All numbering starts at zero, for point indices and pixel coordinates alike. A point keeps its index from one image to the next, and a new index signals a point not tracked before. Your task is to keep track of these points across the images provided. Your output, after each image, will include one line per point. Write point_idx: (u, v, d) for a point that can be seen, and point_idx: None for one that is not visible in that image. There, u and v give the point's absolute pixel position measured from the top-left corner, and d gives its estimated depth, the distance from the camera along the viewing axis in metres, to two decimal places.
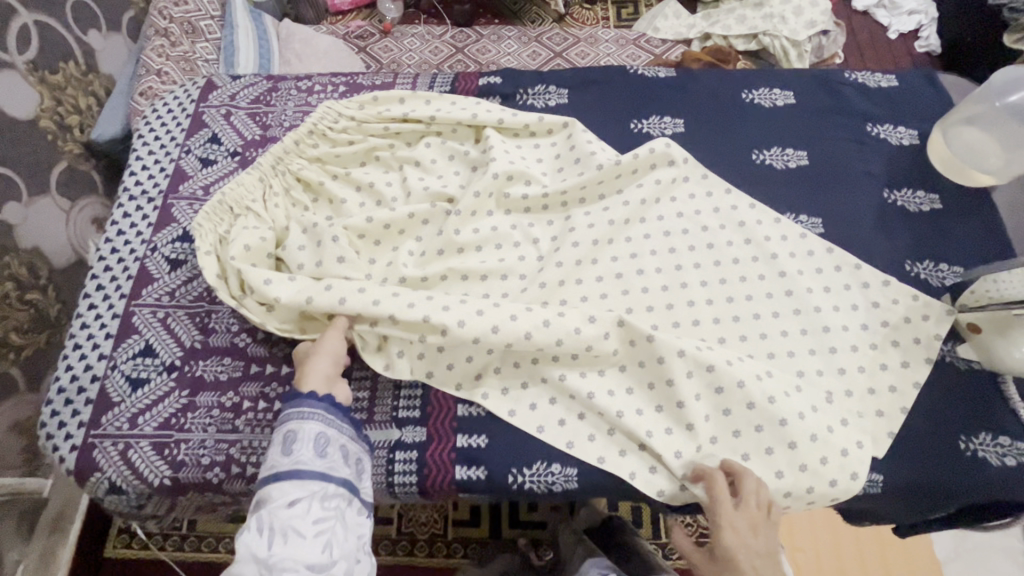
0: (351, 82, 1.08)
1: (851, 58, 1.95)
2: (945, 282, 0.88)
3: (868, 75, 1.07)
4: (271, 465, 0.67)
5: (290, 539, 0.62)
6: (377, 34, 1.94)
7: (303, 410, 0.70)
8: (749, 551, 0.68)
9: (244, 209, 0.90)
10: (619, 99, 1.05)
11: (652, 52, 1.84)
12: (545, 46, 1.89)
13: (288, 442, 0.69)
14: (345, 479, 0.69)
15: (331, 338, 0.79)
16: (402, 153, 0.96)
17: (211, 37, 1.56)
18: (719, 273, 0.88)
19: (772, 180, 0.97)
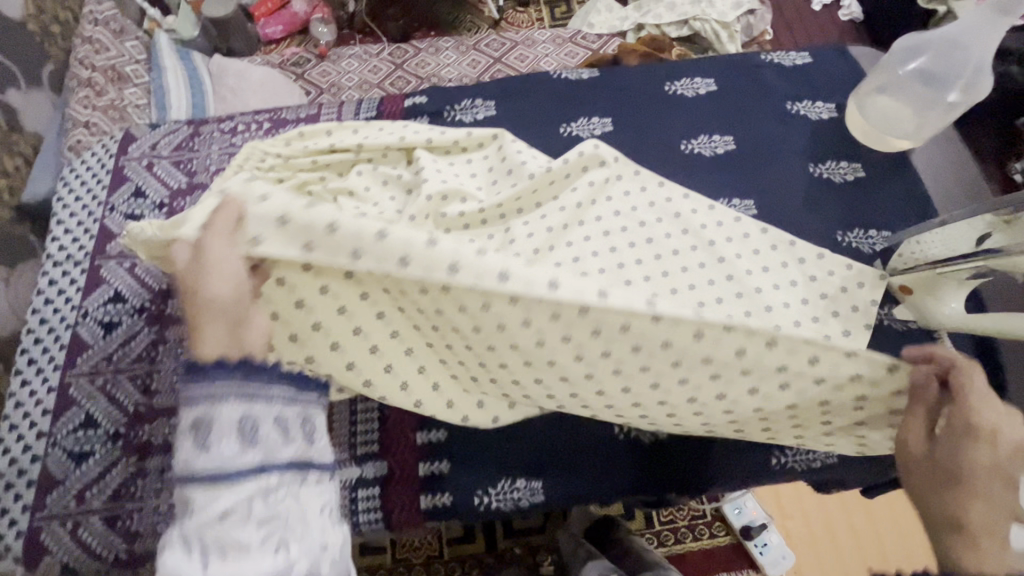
0: (275, 117, 1.05)
1: (782, 35, 2.01)
2: (875, 248, 0.91)
3: (784, 54, 1.09)
4: (185, 466, 0.50)
5: (230, 556, 0.48)
6: (313, 59, 1.99)
7: (211, 390, 0.50)
8: (998, 472, 0.52)
9: None
10: (548, 105, 1.05)
11: (589, 48, 1.88)
12: (482, 52, 1.91)
13: (199, 436, 0.50)
14: (288, 460, 0.53)
15: (215, 248, 0.52)
16: (334, 184, 0.93)
17: (140, 82, 1.55)
18: (660, 266, 0.87)
19: (702, 168, 0.99)
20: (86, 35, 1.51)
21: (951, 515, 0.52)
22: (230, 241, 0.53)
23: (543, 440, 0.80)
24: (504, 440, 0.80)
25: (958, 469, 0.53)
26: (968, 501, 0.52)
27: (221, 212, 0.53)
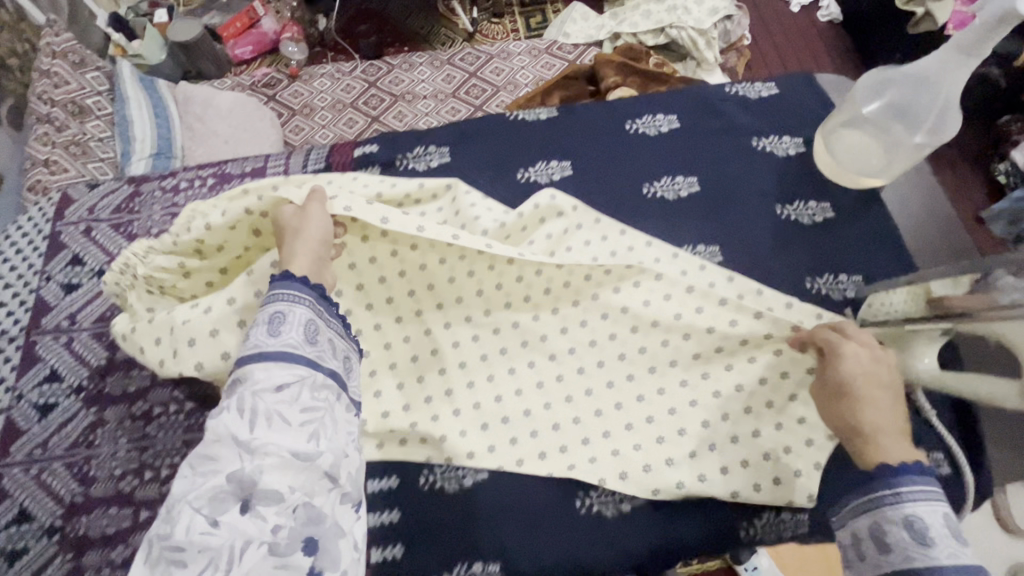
0: (219, 172, 1.00)
1: (760, 41, 1.94)
2: (846, 294, 0.88)
3: (749, 86, 1.06)
4: (255, 346, 0.60)
5: (275, 425, 0.57)
6: (284, 79, 1.90)
7: (291, 297, 0.65)
8: (870, 380, 0.65)
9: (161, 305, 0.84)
10: (505, 149, 1.01)
11: (565, 60, 1.82)
12: (458, 67, 1.84)
13: (272, 323, 0.63)
14: (332, 370, 0.64)
15: (312, 211, 0.77)
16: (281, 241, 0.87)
17: (101, 114, 1.47)
18: (627, 326, 0.84)
19: (665, 213, 0.95)
20: (44, 69, 1.45)
21: (860, 424, 0.64)
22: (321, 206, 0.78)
23: (498, 522, 0.78)
24: (459, 523, 0.78)
25: (851, 384, 0.66)
26: (861, 406, 0.64)
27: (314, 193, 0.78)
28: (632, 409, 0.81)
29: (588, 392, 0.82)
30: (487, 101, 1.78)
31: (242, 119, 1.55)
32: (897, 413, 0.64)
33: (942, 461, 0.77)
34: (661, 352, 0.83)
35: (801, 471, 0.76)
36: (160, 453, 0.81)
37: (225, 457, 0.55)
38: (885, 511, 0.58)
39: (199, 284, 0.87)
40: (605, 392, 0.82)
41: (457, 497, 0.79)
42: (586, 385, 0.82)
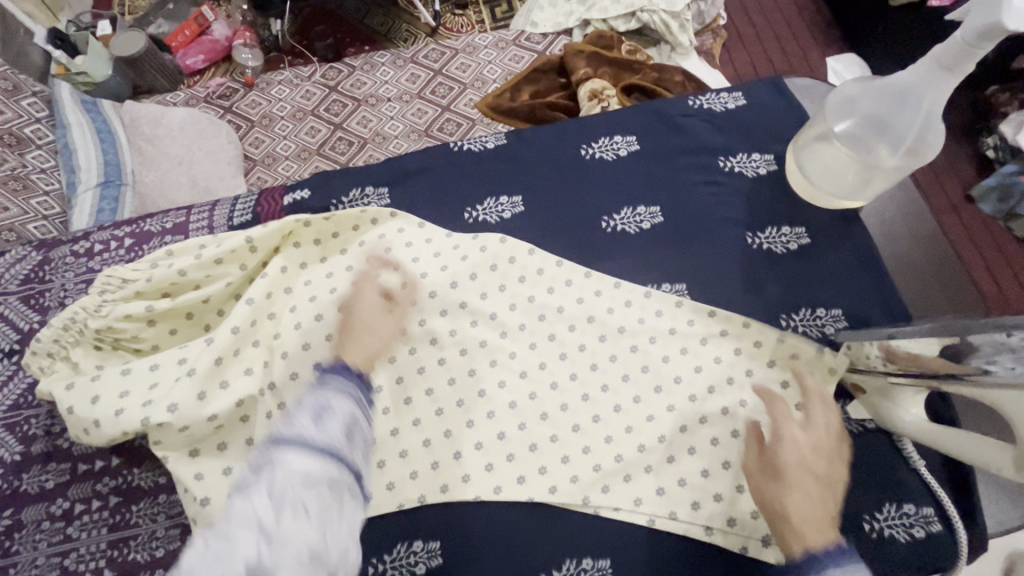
0: (137, 231, 0.91)
1: (737, 18, 1.73)
2: (825, 332, 0.80)
3: (714, 97, 0.96)
4: (289, 435, 0.59)
5: (294, 513, 0.52)
6: (240, 88, 1.65)
7: (327, 393, 0.64)
8: (807, 468, 0.64)
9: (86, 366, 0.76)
10: (450, 185, 0.92)
11: (534, 50, 1.63)
12: (422, 65, 1.63)
13: (309, 407, 0.65)
14: (353, 467, 0.60)
15: (367, 303, 0.77)
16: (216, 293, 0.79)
17: (43, 143, 1.31)
18: (578, 389, 0.78)
19: (626, 250, 0.87)
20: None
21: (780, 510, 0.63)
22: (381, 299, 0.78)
23: None
24: None
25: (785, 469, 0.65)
26: (793, 493, 0.63)
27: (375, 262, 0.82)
28: (589, 484, 0.74)
29: (541, 467, 0.75)
30: (455, 100, 1.55)
31: (198, 137, 1.42)
32: (821, 509, 0.62)
33: (934, 517, 0.71)
34: (623, 385, 0.78)
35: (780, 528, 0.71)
36: (82, 558, 0.74)
37: (241, 539, 0.50)
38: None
39: (163, 332, 0.80)
40: (557, 465, 0.75)
41: None
42: (537, 461, 0.75)
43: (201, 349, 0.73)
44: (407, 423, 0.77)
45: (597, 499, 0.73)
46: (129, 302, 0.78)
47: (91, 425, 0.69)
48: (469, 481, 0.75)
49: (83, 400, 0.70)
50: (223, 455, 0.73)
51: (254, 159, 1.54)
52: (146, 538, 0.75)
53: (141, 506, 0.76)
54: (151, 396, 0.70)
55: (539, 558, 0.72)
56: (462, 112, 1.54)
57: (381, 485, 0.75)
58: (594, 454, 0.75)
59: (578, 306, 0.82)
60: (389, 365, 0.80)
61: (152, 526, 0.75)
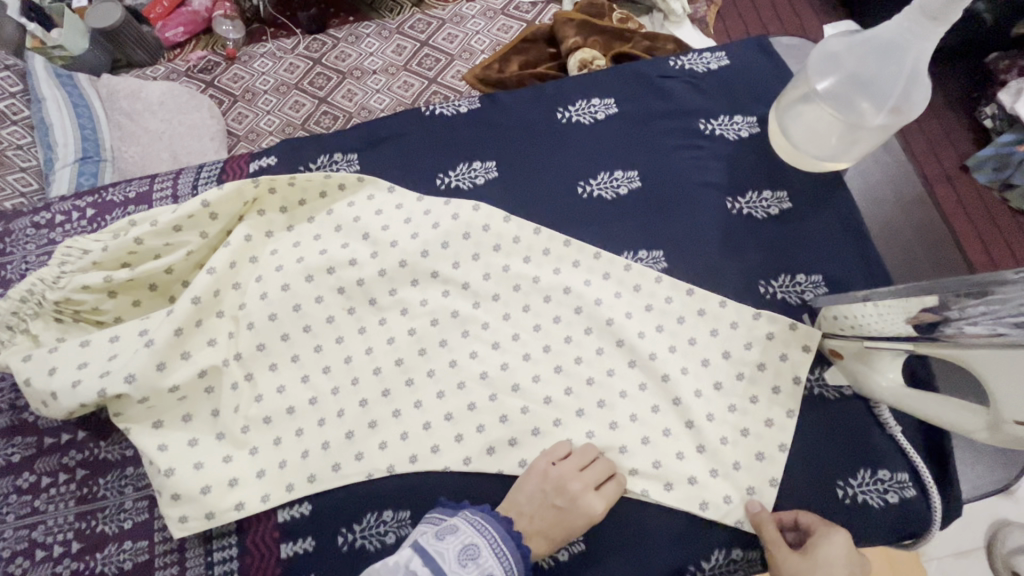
0: (99, 200, 0.88)
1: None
2: (804, 298, 0.78)
3: (696, 57, 0.93)
4: (438, 551, 0.62)
5: None
6: (222, 62, 1.60)
7: (490, 536, 0.65)
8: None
9: (48, 337, 0.75)
10: (423, 150, 0.89)
11: (523, 19, 1.58)
12: (408, 36, 1.57)
13: (464, 549, 0.63)
14: None
15: (588, 499, 0.68)
16: (177, 263, 0.77)
17: (17, 119, 1.29)
18: (551, 359, 0.77)
19: (602, 217, 0.84)
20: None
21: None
22: (596, 488, 0.70)
23: None
24: None
25: (812, 572, 0.63)
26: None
27: (593, 472, 0.70)
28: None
29: (511, 438, 0.74)
30: (442, 72, 1.51)
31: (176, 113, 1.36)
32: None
33: (908, 482, 0.70)
34: (596, 356, 0.77)
35: (752, 490, 0.71)
36: (50, 530, 0.73)
37: None
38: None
39: (126, 304, 0.78)
40: (529, 436, 0.74)
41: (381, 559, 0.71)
42: (508, 432, 0.74)
43: (161, 319, 0.71)
44: (377, 394, 0.76)
45: None
46: (87, 272, 0.76)
47: (49, 397, 0.67)
48: (438, 452, 0.74)
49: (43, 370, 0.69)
50: (188, 425, 0.72)
51: (237, 135, 1.51)
52: (114, 511, 0.74)
53: (108, 478, 0.75)
54: (110, 367, 0.68)
55: None
56: (450, 84, 1.51)
57: (351, 456, 0.73)
58: (564, 423, 0.74)
59: (554, 275, 0.80)
60: (358, 336, 0.78)
61: (119, 498, 0.74)
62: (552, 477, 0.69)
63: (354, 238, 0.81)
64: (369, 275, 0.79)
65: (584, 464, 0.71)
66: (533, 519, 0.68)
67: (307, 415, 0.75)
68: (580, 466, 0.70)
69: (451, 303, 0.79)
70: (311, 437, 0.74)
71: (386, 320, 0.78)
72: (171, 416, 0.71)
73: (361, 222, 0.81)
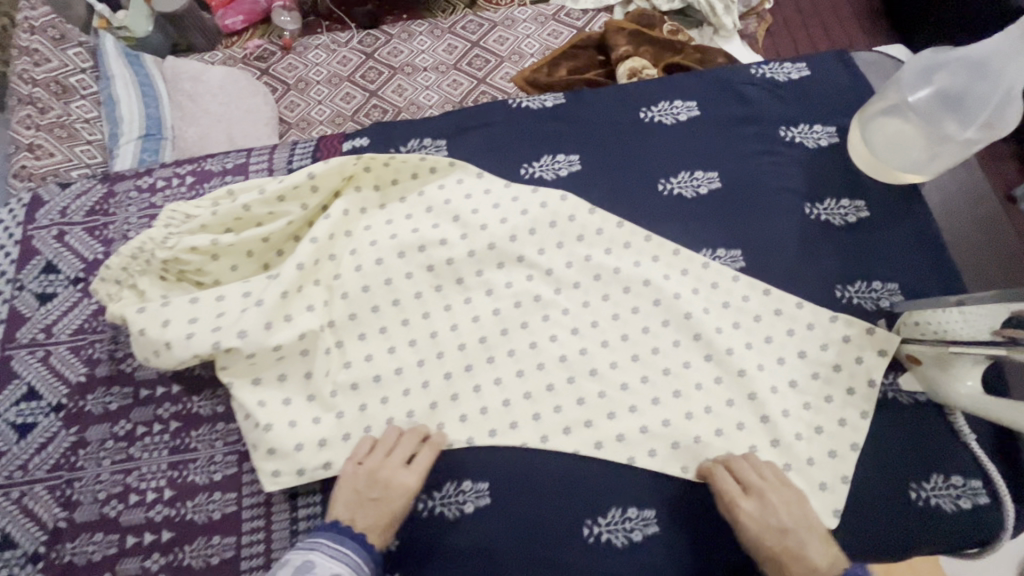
0: (199, 169, 0.93)
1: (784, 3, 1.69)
2: (880, 305, 0.80)
3: (778, 66, 0.95)
4: None
5: None
6: (278, 51, 1.64)
7: (323, 548, 0.64)
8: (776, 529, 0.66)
9: (151, 293, 0.79)
10: (508, 140, 0.92)
11: (573, 27, 1.60)
12: (459, 36, 1.61)
13: (298, 569, 0.62)
14: None
15: (400, 477, 0.70)
16: (278, 232, 0.81)
17: (86, 93, 1.34)
18: (628, 349, 0.80)
19: (681, 213, 0.87)
20: (24, 47, 1.33)
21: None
22: (408, 465, 0.72)
23: (502, 554, 0.73)
24: (463, 558, 0.73)
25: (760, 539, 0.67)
26: (805, 543, 0.65)
27: (404, 447, 0.73)
28: (646, 440, 0.76)
29: (587, 421, 0.77)
30: (492, 74, 1.54)
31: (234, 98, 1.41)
32: (817, 549, 0.65)
33: (981, 489, 0.71)
34: (672, 349, 0.79)
35: (826, 485, 0.72)
36: (145, 476, 0.77)
37: None
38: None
39: (225, 267, 0.81)
40: (604, 420, 0.77)
41: (459, 526, 0.74)
42: (584, 415, 0.77)
43: (269, 282, 0.75)
44: (460, 369, 0.79)
45: (642, 459, 0.75)
46: (194, 234, 0.80)
47: (162, 347, 0.71)
48: (516, 428, 0.77)
49: (153, 324, 0.72)
50: (285, 384, 0.76)
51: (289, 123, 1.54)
52: (205, 462, 0.77)
53: (200, 431, 0.79)
54: (220, 322, 0.72)
55: (584, 505, 0.74)
56: (498, 86, 1.52)
57: (432, 426, 0.77)
58: (640, 409, 0.77)
59: (634, 268, 0.83)
60: (444, 313, 0.81)
61: (210, 451, 0.78)
62: (362, 473, 0.70)
63: (444, 220, 0.84)
64: (458, 256, 0.82)
65: (390, 449, 0.73)
66: (357, 519, 0.68)
67: (392, 383, 0.78)
68: (387, 451, 0.72)
69: (533, 288, 0.82)
70: (397, 405, 0.77)
71: (471, 299, 0.82)
72: (270, 375, 0.75)
73: (451, 204, 0.85)
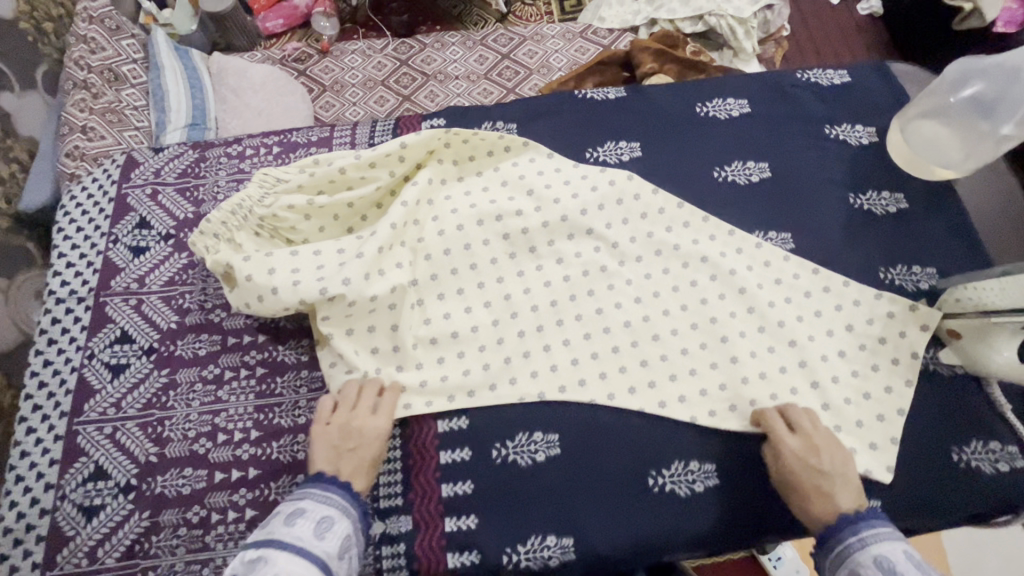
0: (285, 141, 1.00)
1: (799, 31, 1.81)
2: (919, 286, 0.87)
3: (821, 72, 1.04)
4: (269, 532, 0.62)
5: None
6: (316, 54, 1.69)
7: (310, 494, 0.67)
8: (810, 470, 0.71)
9: (247, 247, 0.84)
10: (575, 126, 1.00)
11: (600, 44, 1.65)
12: (490, 47, 1.67)
13: (290, 514, 0.65)
14: (325, 558, 0.62)
15: (369, 420, 0.75)
16: (365, 196, 0.87)
17: (136, 82, 1.36)
18: (688, 318, 0.85)
19: (735, 199, 0.94)
20: (81, 34, 1.33)
21: (817, 517, 0.69)
22: (377, 410, 0.77)
23: (572, 500, 0.77)
24: (535, 504, 0.77)
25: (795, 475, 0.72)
26: (837, 488, 0.70)
27: (368, 393, 0.77)
28: (708, 401, 0.81)
29: (651, 381, 0.82)
30: (520, 85, 1.60)
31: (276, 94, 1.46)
32: (846, 492, 0.70)
33: (1018, 454, 0.77)
34: (730, 320, 0.85)
35: (875, 446, 0.78)
36: (232, 417, 0.81)
37: None
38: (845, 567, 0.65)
39: (315, 228, 0.87)
40: (665, 381, 0.82)
41: (531, 472, 0.78)
42: (648, 375, 0.82)
43: (365, 239, 0.82)
44: (534, 329, 0.84)
45: (704, 419, 0.80)
46: (290, 194, 0.86)
47: (267, 291, 0.77)
48: (584, 385, 0.82)
49: (258, 271, 0.78)
50: (372, 335, 0.82)
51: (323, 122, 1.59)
52: (290, 407, 0.82)
53: (285, 378, 0.84)
54: (320, 272, 0.79)
55: (649, 457, 0.79)
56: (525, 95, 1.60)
57: (506, 381, 0.82)
58: (700, 372, 0.82)
59: (694, 245, 0.89)
60: (519, 278, 0.87)
61: (294, 396, 0.83)
62: (333, 427, 0.74)
63: (519, 194, 0.91)
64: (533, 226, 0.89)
65: (353, 402, 0.77)
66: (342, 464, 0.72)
67: (470, 339, 0.83)
68: (352, 401, 0.77)
69: (600, 258, 0.88)
70: (474, 359, 0.83)
71: (544, 266, 0.88)
72: (358, 325, 0.81)
73: (526, 179, 0.92)
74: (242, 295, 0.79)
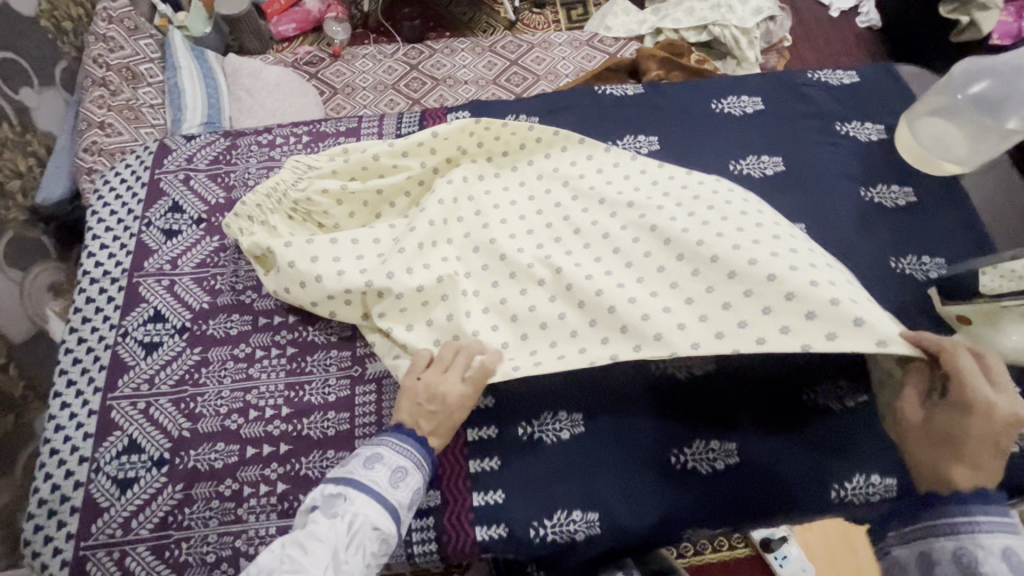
0: (315, 131, 1.03)
1: (800, 41, 1.86)
2: (930, 275, 0.90)
3: (831, 73, 1.09)
4: (348, 472, 0.66)
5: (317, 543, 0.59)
6: (327, 58, 1.74)
7: (391, 443, 0.70)
8: (990, 437, 0.62)
9: (280, 231, 0.87)
10: (595, 120, 1.04)
11: (606, 51, 1.69)
12: (499, 54, 1.71)
13: (369, 458, 0.68)
14: (395, 507, 0.66)
15: (451, 388, 0.73)
16: (395, 183, 0.90)
17: (152, 81, 1.39)
18: None
19: (751, 190, 0.97)
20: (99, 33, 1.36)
21: (949, 473, 0.65)
22: (463, 376, 0.74)
23: (597, 475, 0.79)
24: (561, 479, 0.79)
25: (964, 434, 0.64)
26: (994, 458, 0.63)
27: (460, 359, 0.75)
28: (808, 334, 0.68)
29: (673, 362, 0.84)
30: (528, 89, 1.63)
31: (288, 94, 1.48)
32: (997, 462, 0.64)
33: None
34: None
35: None
36: (264, 394, 0.83)
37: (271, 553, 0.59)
38: (950, 535, 0.63)
39: (345, 213, 0.90)
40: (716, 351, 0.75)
41: (557, 449, 0.80)
42: None
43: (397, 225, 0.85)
44: None
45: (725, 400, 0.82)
46: (324, 179, 0.89)
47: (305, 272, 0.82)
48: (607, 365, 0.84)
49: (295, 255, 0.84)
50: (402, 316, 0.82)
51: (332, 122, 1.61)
52: (320, 384, 0.84)
53: (315, 357, 0.86)
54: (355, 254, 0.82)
55: (671, 434, 0.81)
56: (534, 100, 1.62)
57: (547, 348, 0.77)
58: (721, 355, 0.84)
59: None
60: None
61: (325, 374, 0.85)
62: (420, 387, 0.73)
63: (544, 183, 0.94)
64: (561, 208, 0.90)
65: (445, 364, 0.74)
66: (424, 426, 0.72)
67: None
68: (444, 365, 0.74)
69: None
70: None
71: None
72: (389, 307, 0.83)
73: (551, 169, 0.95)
74: (281, 274, 0.83)
